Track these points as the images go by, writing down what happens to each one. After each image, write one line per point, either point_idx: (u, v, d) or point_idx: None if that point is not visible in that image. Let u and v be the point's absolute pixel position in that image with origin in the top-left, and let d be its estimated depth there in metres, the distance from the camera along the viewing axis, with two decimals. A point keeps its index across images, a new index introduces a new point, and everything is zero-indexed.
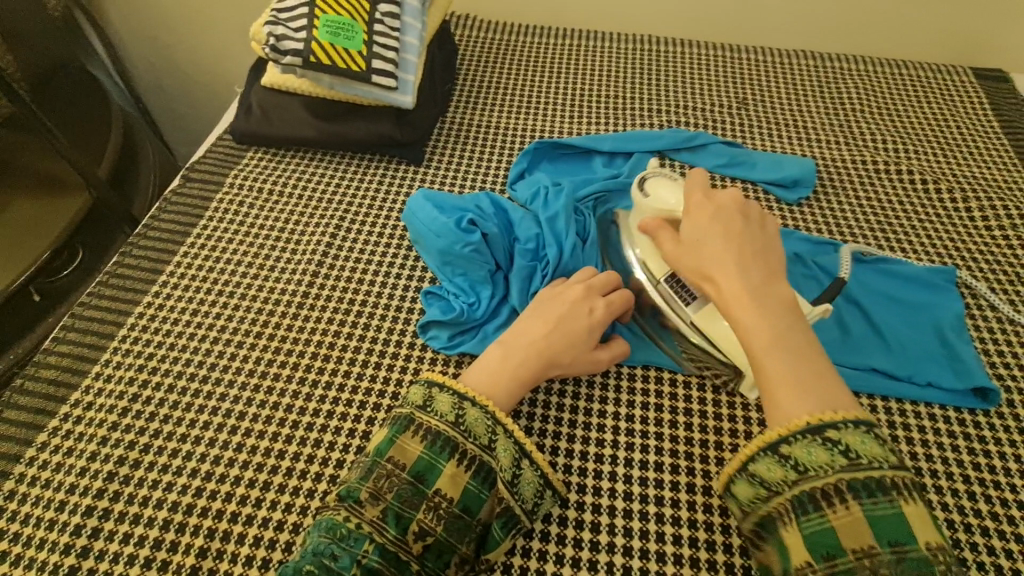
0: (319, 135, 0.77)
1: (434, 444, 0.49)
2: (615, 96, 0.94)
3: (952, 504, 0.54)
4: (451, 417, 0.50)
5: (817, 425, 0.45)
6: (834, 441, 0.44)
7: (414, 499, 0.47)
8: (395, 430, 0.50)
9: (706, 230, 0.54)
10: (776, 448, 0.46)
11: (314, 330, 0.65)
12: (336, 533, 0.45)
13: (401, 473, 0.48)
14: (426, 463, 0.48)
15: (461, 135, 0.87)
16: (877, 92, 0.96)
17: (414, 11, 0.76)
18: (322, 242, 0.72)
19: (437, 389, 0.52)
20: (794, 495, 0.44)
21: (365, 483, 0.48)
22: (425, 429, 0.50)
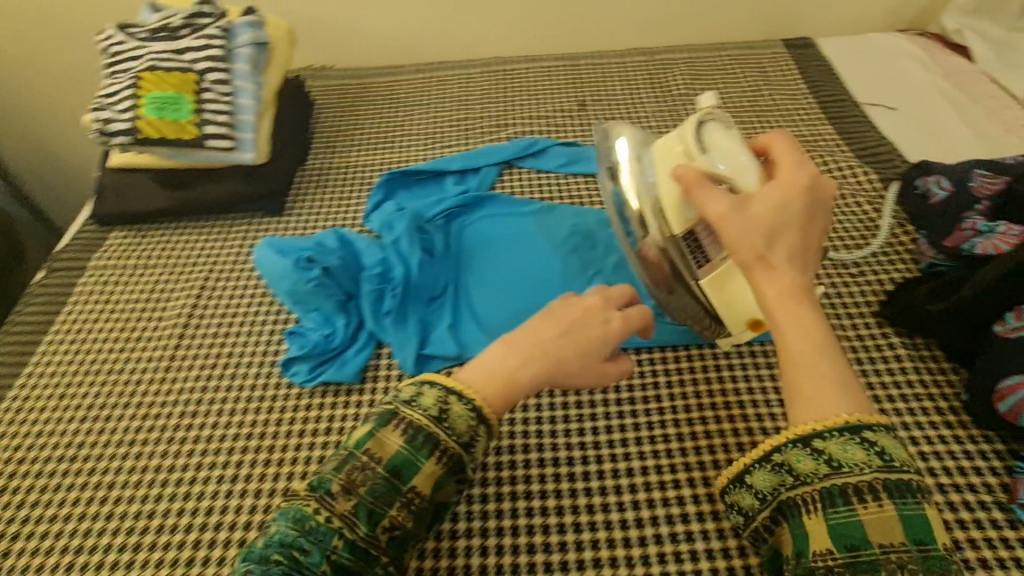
0: (176, 205, 0.81)
1: (413, 439, 0.43)
2: (466, 118, 1.01)
3: (758, 428, 0.63)
4: (434, 412, 0.44)
5: (852, 425, 0.40)
6: (871, 442, 0.40)
7: (387, 496, 0.42)
8: (377, 425, 0.44)
9: (778, 210, 0.47)
10: (810, 442, 0.41)
11: (183, 389, 0.67)
12: (304, 526, 0.40)
13: (377, 467, 0.42)
14: (405, 458, 0.42)
15: (321, 179, 0.92)
16: (701, 74, 1.06)
17: (244, 74, 0.80)
18: (187, 303, 0.75)
19: (426, 385, 0.45)
20: (824, 489, 0.40)
21: (342, 473, 0.42)
22: (406, 423, 0.43)
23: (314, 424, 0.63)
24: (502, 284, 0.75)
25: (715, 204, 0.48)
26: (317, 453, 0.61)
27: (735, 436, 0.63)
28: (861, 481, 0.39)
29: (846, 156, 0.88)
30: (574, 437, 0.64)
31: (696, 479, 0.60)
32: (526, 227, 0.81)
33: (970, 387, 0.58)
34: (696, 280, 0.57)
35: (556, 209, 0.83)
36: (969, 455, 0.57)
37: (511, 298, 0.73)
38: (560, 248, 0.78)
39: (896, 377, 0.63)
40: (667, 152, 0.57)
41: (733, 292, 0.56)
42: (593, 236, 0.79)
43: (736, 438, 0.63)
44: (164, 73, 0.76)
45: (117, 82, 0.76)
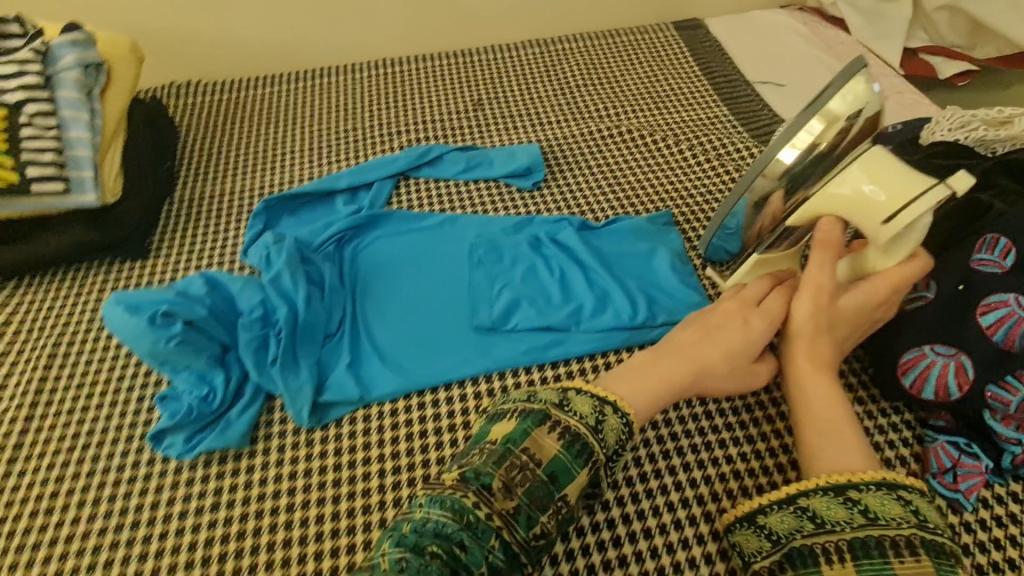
0: (8, 265, 0.69)
1: (572, 445, 0.44)
2: (354, 129, 0.93)
3: (683, 432, 0.60)
4: (592, 421, 0.46)
5: (887, 481, 0.42)
6: (908, 500, 0.40)
7: (542, 499, 0.42)
8: (529, 422, 0.45)
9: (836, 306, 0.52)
10: (844, 492, 0.42)
11: (31, 485, 0.57)
12: (463, 518, 0.40)
13: (538, 469, 0.43)
14: (562, 464, 0.43)
15: (193, 211, 0.81)
16: (596, 64, 1.03)
17: (72, 102, 0.68)
18: (35, 376, 0.65)
19: (572, 391, 0.48)
20: (854, 536, 0.40)
21: (499, 470, 0.42)
22: (564, 427, 0.44)
23: (201, 498, 0.55)
24: (403, 311, 0.68)
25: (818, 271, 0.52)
26: (203, 535, 0.53)
27: (661, 444, 0.59)
28: (900, 535, 0.39)
29: (741, 135, 0.88)
30: None
31: (624, 497, 0.56)
32: (426, 243, 0.75)
33: (875, 361, 0.58)
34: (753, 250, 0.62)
35: (456, 221, 0.77)
36: (887, 428, 0.57)
37: (410, 323, 0.67)
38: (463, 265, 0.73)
39: None
40: (906, 183, 0.49)
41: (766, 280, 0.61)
42: (495, 247, 0.74)
43: (662, 445, 0.59)
44: None
45: None
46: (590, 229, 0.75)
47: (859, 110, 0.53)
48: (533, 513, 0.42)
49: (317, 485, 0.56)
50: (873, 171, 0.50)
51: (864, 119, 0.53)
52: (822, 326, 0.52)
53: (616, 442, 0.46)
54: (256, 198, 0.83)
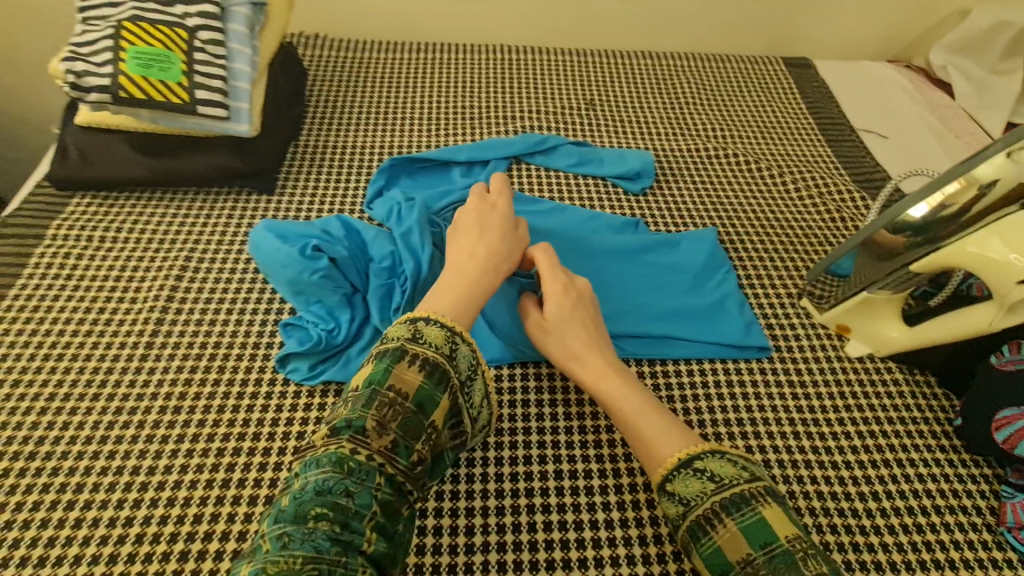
0: (154, 174, 0.72)
1: (432, 374, 0.48)
2: (469, 107, 0.96)
3: (772, 446, 0.63)
4: (445, 349, 0.50)
5: (687, 459, 0.49)
6: (702, 469, 0.48)
7: (415, 428, 0.46)
8: (387, 362, 0.48)
9: (567, 313, 0.61)
10: (663, 487, 0.50)
11: (163, 383, 0.62)
12: (344, 467, 0.42)
13: (404, 401, 0.46)
14: (427, 394, 0.48)
15: (316, 157, 0.85)
16: (706, 83, 1.05)
17: (240, 37, 0.72)
18: (166, 286, 0.69)
19: (420, 325, 0.51)
20: (688, 526, 0.47)
21: (369, 412, 0.45)
22: (421, 360, 0.48)
23: (318, 423, 0.59)
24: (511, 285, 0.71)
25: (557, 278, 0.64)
26: None
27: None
28: (707, 508, 0.46)
29: (843, 178, 0.90)
30: (590, 449, 0.62)
31: None
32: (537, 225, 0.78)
33: (964, 415, 0.61)
34: (865, 292, 0.65)
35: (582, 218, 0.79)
36: (961, 479, 0.61)
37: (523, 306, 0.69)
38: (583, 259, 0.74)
39: (894, 399, 0.66)
40: None
41: (856, 323, 0.68)
42: (610, 248, 0.75)
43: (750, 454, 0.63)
44: (151, 25, 0.67)
45: (93, 31, 0.66)
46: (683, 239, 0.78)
47: (997, 180, 0.53)
48: (410, 444, 0.46)
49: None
50: (1008, 233, 0.52)
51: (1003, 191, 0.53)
52: (575, 309, 0.62)
53: (469, 363, 0.51)
54: (374, 154, 0.87)
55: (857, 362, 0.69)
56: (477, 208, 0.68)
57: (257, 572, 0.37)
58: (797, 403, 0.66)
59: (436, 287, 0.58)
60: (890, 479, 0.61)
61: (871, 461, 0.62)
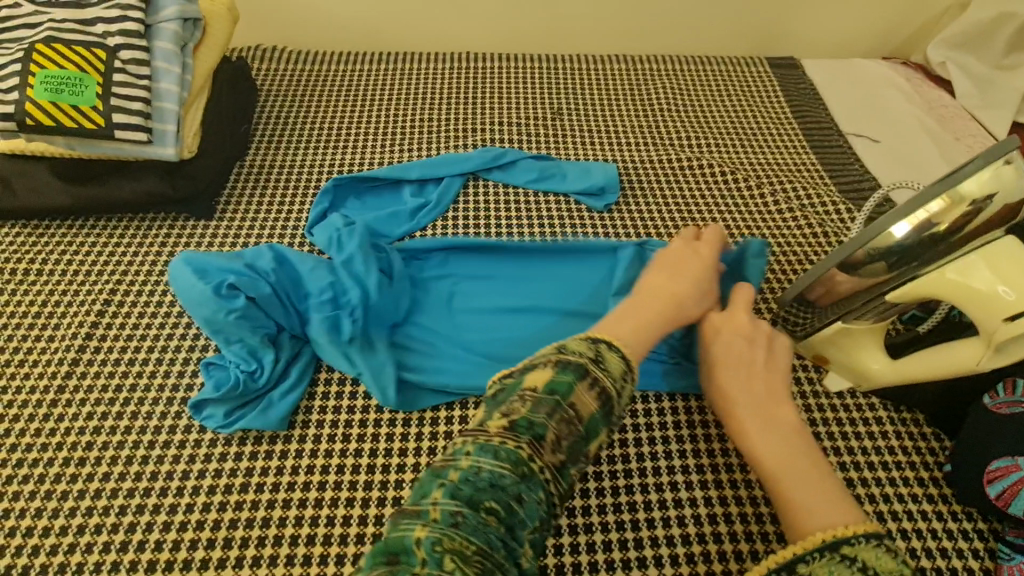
0: (77, 203, 0.68)
1: (606, 406, 0.43)
2: (426, 120, 0.90)
3: (733, 497, 0.57)
4: (622, 384, 0.44)
5: (832, 542, 0.40)
6: (853, 558, 0.39)
7: (575, 455, 0.41)
8: (571, 375, 0.42)
9: (723, 346, 0.56)
10: (792, 566, 0.40)
11: (70, 431, 0.57)
12: (520, 469, 0.38)
13: (580, 424, 0.41)
14: (595, 423, 0.42)
15: (263, 181, 0.81)
16: (685, 87, 0.98)
17: (167, 55, 0.68)
18: (87, 320, 0.65)
19: (605, 347, 0.46)
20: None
21: (551, 422, 0.40)
22: (600, 386, 0.43)
23: (232, 476, 0.54)
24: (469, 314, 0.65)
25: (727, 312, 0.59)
26: (230, 514, 0.53)
27: (709, 506, 0.57)
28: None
29: (828, 188, 0.83)
30: None
31: (662, 557, 0.54)
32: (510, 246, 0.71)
33: (954, 459, 0.54)
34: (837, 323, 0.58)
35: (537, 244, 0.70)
36: (952, 535, 0.54)
37: (457, 347, 0.63)
38: (535, 292, 0.67)
39: (876, 441, 0.59)
40: None
41: (828, 352, 0.62)
42: (562, 281, 0.69)
43: (709, 508, 0.57)
44: (65, 46, 0.63)
45: (4, 55, 0.62)
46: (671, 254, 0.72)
47: (992, 194, 0.47)
48: (572, 467, 0.41)
49: (348, 485, 0.54)
50: (997, 262, 0.47)
51: (999, 206, 0.48)
52: (733, 346, 0.56)
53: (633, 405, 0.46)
54: (321, 176, 0.83)
55: (837, 398, 0.62)
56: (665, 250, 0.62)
57: (430, 544, 0.34)
58: None
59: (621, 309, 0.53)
60: None
61: None
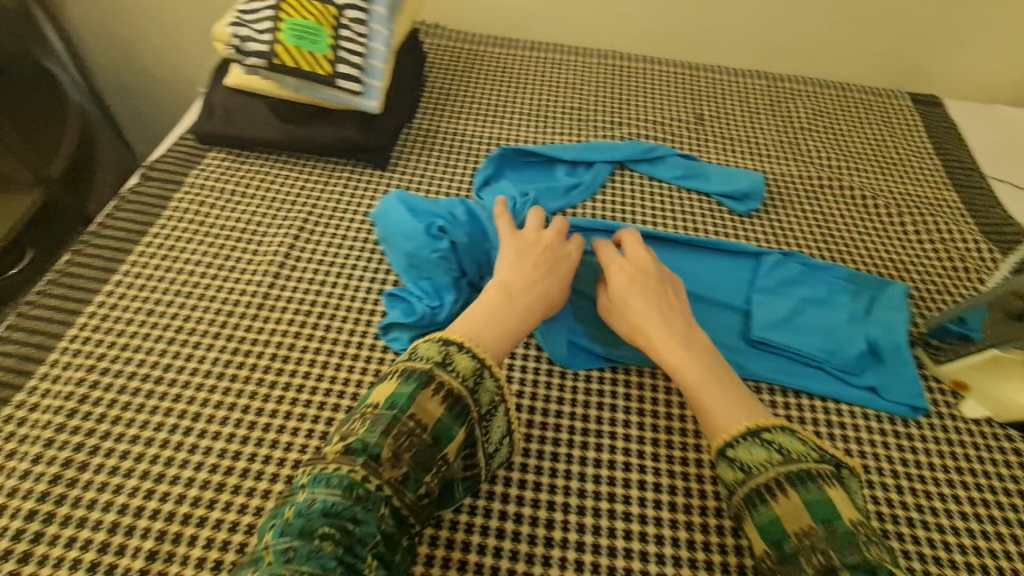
0: (283, 137, 0.78)
1: (454, 409, 0.48)
2: (578, 109, 0.95)
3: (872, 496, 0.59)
4: (470, 383, 0.50)
5: (754, 430, 0.52)
6: (770, 442, 0.51)
7: (428, 461, 0.47)
8: (414, 385, 0.48)
9: (629, 290, 0.63)
10: (726, 454, 0.52)
11: (276, 332, 0.66)
12: (354, 493, 0.43)
13: (424, 433, 0.47)
14: (444, 426, 0.48)
15: (428, 142, 0.87)
16: (827, 111, 1.01)
17: (381, 18, 0.76)
18: (288, 239, 0.73)
19: (455, 349, 0.51)
20: (744, 494, 0.50)
21: (386, 439, 0.46)
22: (448, 390, 0.49)
23: None
24: None
25: (620, 270, 0.65)
26: None
27: None
28: (767, 479, 0.49)
29: (969, 227, 0.84)
30: (674, 463, 0.61)
31: None
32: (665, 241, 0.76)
33: None
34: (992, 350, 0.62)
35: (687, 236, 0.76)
36: None
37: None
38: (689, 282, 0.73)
39: (1011, 470, 0.61)
40: None
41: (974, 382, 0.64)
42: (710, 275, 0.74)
43: None
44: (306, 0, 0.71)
45: (258, 2, 0.71)
46: (823, 268, 0.74)
47: None
48: (421, 477, 0.46)
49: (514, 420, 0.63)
50: None
51: None
52: (638, 290, 0.63)
53: (495, 396, 0.52)
54: (483, 147, 0.88)
55: (973, 424, 0.64)
56: (509, 235, 0.65)
57: None
58: (903, 455, 0.62)
59: (494, 310, 0.58)
60: (1000, 554, 0.56)
61: (981, 531, 0.57)
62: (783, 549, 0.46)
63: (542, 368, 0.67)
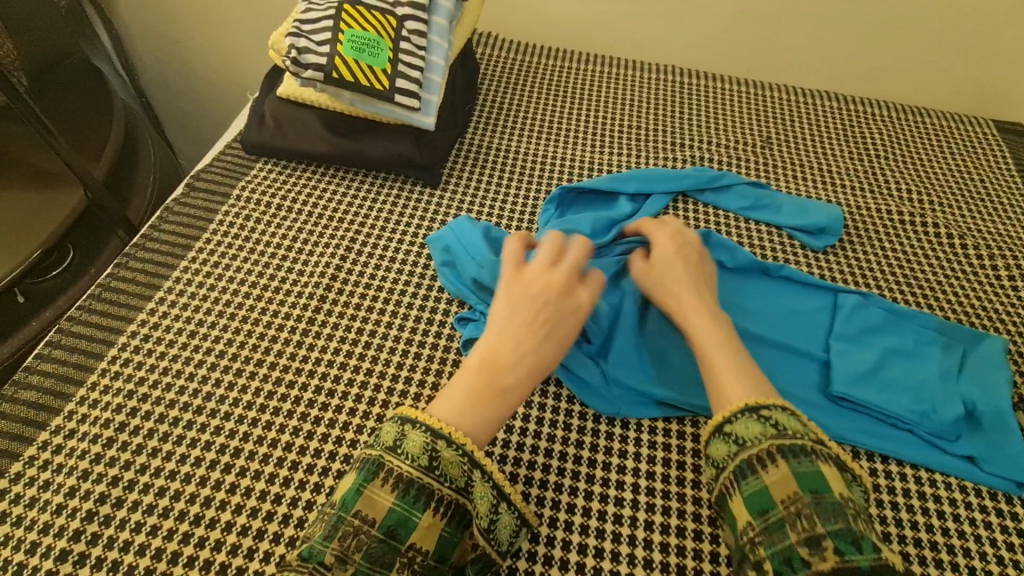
0: (334, 151, 0.74)
1: (407, 495, 0.47)
2: (636, 128, 0.90)
3: None
4: (425, 462, 0.48)
5: (754, 407, 0.51)
6: (767, 416, 0.50)
7: (386, 557, 0.45)
8: (361, 479, 0.48)
9: (669, 257, 0.64)
10: (722, 429, 0.52)
11: (321, 361, 0.62)
12: None
13: (371, 529, 0.46)
14: (398, 515, 0.46)
15: (481, 158, 0.83)
16: (907, 138, 0.93)
17: (441, 30, 0.72)
18: (334, 261, 0.69)
19: (409, 427, 0.49)
20: (735, 465, 0.50)
21: (330, 545, 0.45)
22: (395, 477, 0.47)
23: None
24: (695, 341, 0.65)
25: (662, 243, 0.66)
26: None
27: None
28: (761, 450, 0.49)
29: None
30: None
31: None
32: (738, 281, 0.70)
33: None
34: None
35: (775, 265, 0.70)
36: None
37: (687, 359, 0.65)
38: (771, 326, 0.67)
39: None
40: None
41: None
42: (795, 317, 0.68)
43: None
44: (366, 10, 0.69)
45: (317, 11, 0.69)
46: (909, 317, 0.68)
47: None
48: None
49: (572, 474, 0.58)
50: None
51: None
52: (680, 261, 0.64)
53: (454, 472, 0.48)
54: (538, 167, 0.83)
55: None
56: (511, 278, 0.59)
57: None
58: (1006, 538, 0.56)
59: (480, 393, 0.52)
60: None
61: None
62: (767, 519, 0.46)
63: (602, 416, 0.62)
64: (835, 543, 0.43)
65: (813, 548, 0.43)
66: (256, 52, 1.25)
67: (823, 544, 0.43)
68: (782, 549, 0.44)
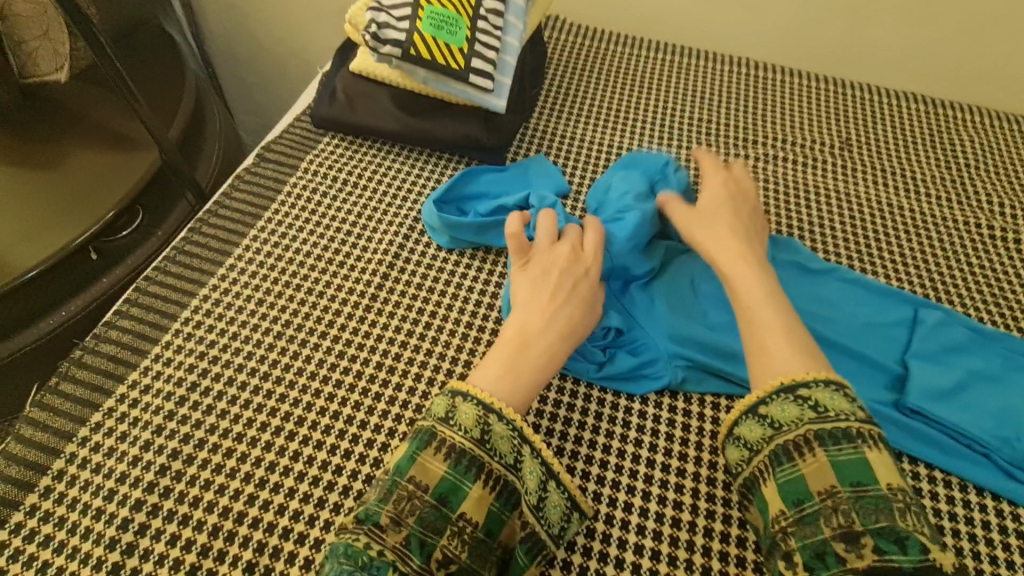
0: (404, 129, 0.74)
1: (459, 465, 0.47)
2: (705, 122, 0.86)
3: None
4: (477, 434, 0.48)
5: (790, 385, 0.49)
6: (805, 398, 0.48)
7: (438, 524, 0.45)
8: (416, 447, 0.48)
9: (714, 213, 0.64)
10: (754, 410, 0.50)
11: (381, 338, 0.62)
12: (359, 559, 0.42)
13: (424, 495, 0.46)
14: (450, 484, 0.46)
15: (546, 145, 0.82)
16: (1001, 147, 0.87)
17: (518, 10, 0.72)
18: (396, 240, 0.69)
19: (460, 399, 0.50)
20: (769, 450, 0.48)
21: (388, 508, 0.45)
22: (448, 446, 0.47)
23: None
24: None
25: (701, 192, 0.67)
26: None
27: None
28: (798, 436, 0.47)
29: None
30: None
31: None
32: (811, 287, 0.67)
33: None
34: None
35: (850, 271, 0.68)
36: None
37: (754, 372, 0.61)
38: (845, 334, 0.64)
39: None
40: None
41: None
42: (872, 326, 0.65)
43: None
44: None
45: None
46: (994, 337, 0.64)
47: None
48: (429, 543, 0.45)
49: (630, 472, 0.56)
50: None
51: None
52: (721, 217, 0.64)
53: (501, 446, 0.48)
54: (602, 156, 0.81)
55: None
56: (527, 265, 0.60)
57: None
58: None
59: (505, 358, 0.53)
60: None
61: None
62: (802, 509, 0.45)
63: (662, 416, 0.60)
64: (875, 540, 0.42)
65: (848, 544, 0.42)
66: (321, 27, 1.26)
67: (860, 541, 0.42)
68: (814, 543, 0.43)
